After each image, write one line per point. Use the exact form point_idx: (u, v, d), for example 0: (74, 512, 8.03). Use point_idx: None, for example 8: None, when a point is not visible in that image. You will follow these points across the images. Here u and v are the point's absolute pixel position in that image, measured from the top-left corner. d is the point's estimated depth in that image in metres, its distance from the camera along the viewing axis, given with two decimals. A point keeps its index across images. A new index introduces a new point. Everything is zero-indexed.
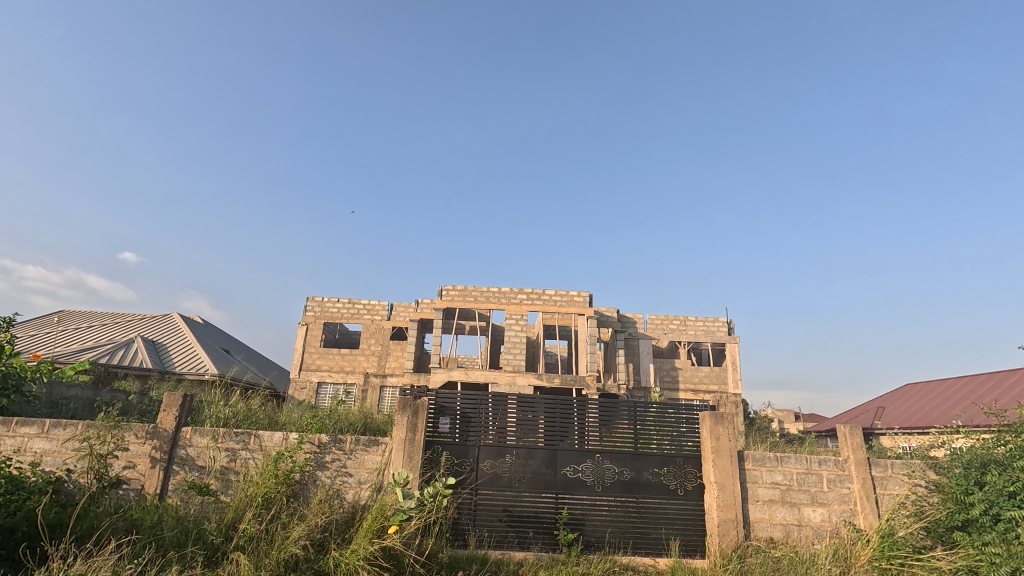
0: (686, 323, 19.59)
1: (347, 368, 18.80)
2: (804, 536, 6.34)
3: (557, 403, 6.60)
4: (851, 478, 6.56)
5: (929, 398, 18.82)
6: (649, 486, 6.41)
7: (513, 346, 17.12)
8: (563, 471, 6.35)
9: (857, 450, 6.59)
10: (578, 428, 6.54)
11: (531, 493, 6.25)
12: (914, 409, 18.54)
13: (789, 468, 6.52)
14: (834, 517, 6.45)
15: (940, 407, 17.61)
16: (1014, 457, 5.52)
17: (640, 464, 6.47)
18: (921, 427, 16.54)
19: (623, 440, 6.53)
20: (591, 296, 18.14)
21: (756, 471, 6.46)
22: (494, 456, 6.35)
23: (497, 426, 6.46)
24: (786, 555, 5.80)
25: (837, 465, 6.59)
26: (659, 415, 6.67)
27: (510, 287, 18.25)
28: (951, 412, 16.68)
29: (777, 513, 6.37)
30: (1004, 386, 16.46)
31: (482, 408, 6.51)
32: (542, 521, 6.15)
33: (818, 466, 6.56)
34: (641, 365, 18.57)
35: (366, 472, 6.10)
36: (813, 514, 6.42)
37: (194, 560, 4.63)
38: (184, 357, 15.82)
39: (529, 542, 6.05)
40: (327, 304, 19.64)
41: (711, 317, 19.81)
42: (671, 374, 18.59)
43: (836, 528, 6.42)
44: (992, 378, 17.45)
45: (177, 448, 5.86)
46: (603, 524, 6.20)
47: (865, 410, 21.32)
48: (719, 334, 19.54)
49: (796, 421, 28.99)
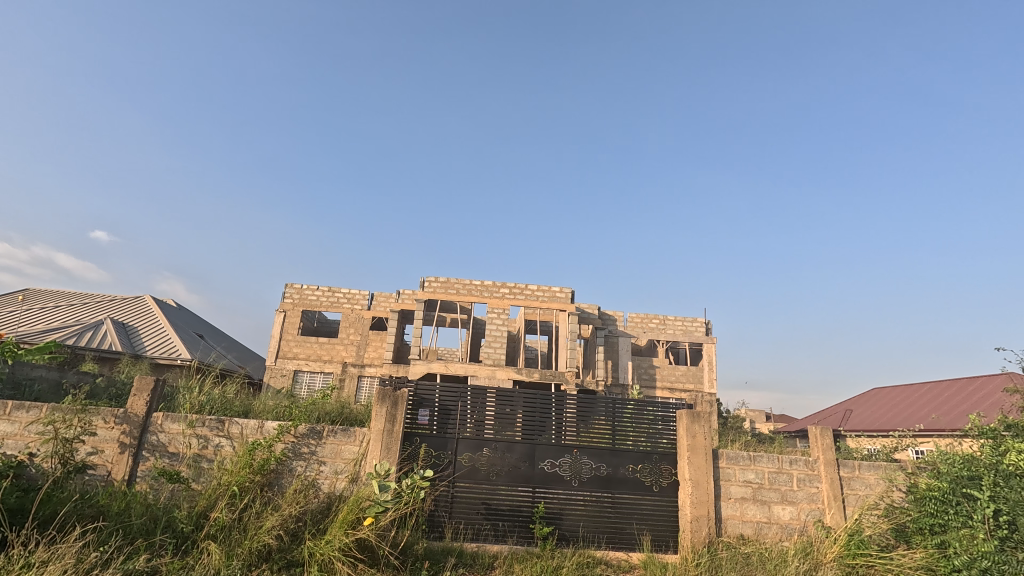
0: (666, 323, 19.89)
1: (325, 357, 18.56)
2: (773, 533, 6.50)
3: (536, 399, 6.60)
4: (820, 477, 6.74)
5: (896, 402, 19.50)
6: (626, 482, 6.49)
7: (494, 339, 17.13)
8: (541, 465, 6.38)
9: (827, 451, 6.76)
10: (555, 423, 6.57)
11: (508, 487, 6.27)
12: (881, 412, 19.19)
13: (761, 467, 6.66)
14: (803, 515, 6.62)
15: (906, 411, 18.23)
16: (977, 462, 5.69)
17: (616, 460, 6.54)
18: (886, 431, 17.14)
19: (601, 437, 6.60)
20: (574, 292, 18.19)
21: (729, 469, 6.59)
22: (472, 449, 6.35)
23: (475, 419, 6.46)
24: (756, 551, 5.93)
25: (807, 464, 6.76)
26: (636, 411, 6.75)
27: (494, 281, 18.21)
28: (917, 416, 17.31)
29: (749, 511, 6.51)
30: (967, 392, 17.14)
31: (462, 402, 6.49)
32: (519, 515, 6.17)
33: (789, 466, 6.72)
34: (620, 362, 18.66)
35: (343, 463, 6.04)
36: (783, 512, 6.58)
37: (163, 548, 4.53)
38: (156, 341, 15.42)
39: (505, 535, 6.08)
40: (306, 291, 19.35)
41: (690, 317, 20.09)
42: (649, 372, 18.87)
43: (804, 526, 6.60)
44: (956, 384, 18.14)
45: (147, 433, 5.71)
46: (578, 519, 6.26)
47: (834, 412, 21.95)
48: (697, 334, 19.86)
49: (768, 422, 29.67)
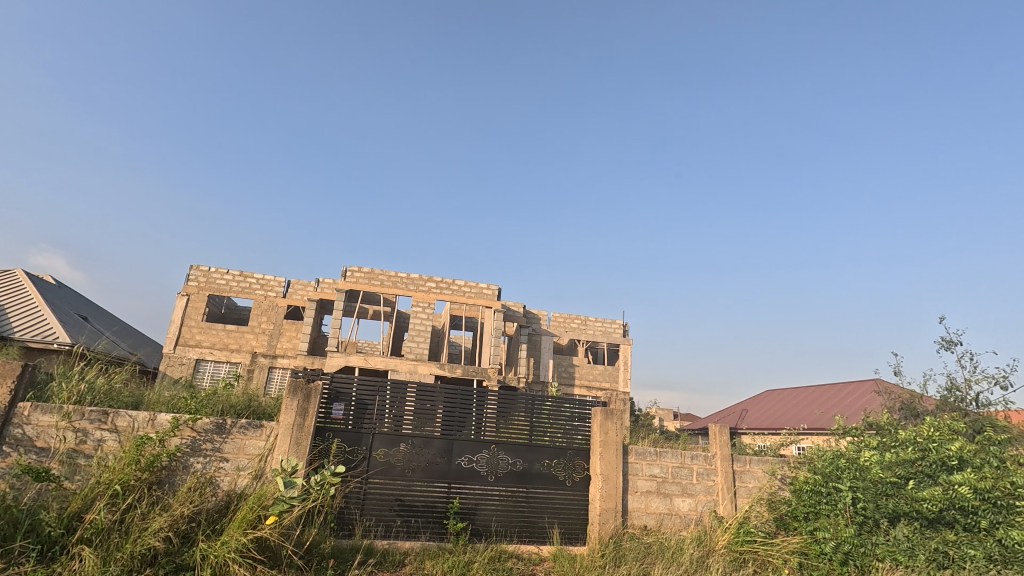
0: (587, 324, 20.61)
1: (232, 346, 17.32)
2: (672, 523, 6.93)
3: (457, 394, 6.58)
4: (717, 471, 7.29)
5: (784, 403, 21.60)
6: (540, 477, 6.63)
7: (417, 333, 16.84)
8: (458, 461, 6.37)
9: (723, 447, 7.33)
10: (476, 420, 6.58)
11: (424, 482, 6.19)
12: (773, 413, 21.17)
13: (666, 461, 7.09)
14: (700, 506, 7.12)
15: (793, 412, 20.26)
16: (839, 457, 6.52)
17: (532, 456, 6.67)
18: (776, 429, 18.93)
19: (519, 432, 6.70)
20: (500, 290, 18.32)
21: (637, 464, 6.95)
22: (388, 445, 6.20)
23: (394, 414, 6.32)
24: (656, 541, 6.30)
25: (706, 459, 7.29)
26: (555, 408, 6.92)
27: (420, 274, 17.93)
28: (802, 416, 19.31)
29: (652, 503, 6.90)
30: (843, 397, 19.39)
31: (380, 397, 6.32)
32: (433, 510, 6.12)
33: (690, 461, 7.21)
34: (542, 360, 19.05)
35: (246, 458, 5.67)
36: (682, 504, 7.04)
37: (24, 556, 4.02)
38: (28, 321, 13.61)
39: (417, 531, 6.00)
40: (214, 274, 17.94)
41: (610, 319, 20.94)
42: (568, 370, 19.45)
43: (701, 516, 7.10)
44: (834, 389, 20.44)
45: (10, 426, 5.02)
46: (492, 514, 6.32)
47: (732, 411, 23.90)
48: (615, 335, 20.77)
49: (675, 419, 31.67)
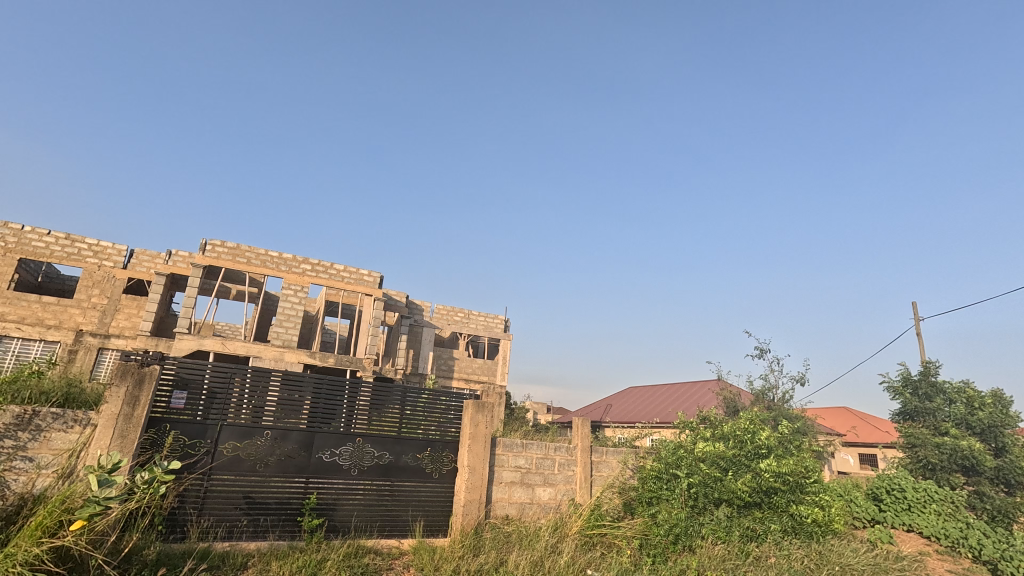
0: (469, 317, 20.91)
1: (49, 321, 14.58)
2: (533, 512, 7.23)
3: (325, 384, 6.21)
4: (576, 461, 7.75)
5: (643, 399, 23.81)
6: (407, 469, 6.52)
7: (286, 318, 15.63)
8: (320, 454, 6.01)
9: (584, 438, 7.84)
10: (344, 411, 6.26)
11: (278, 478, 5.74)
12: (632, 408, 23.23)
13: (531, 453, 7.39)
14: (559, 495, 7.52)
15: (649, 407, 22.42)
16: (678, 447, 7.41)
17: (401, 448, 6.53)
18: (634, 422, 20.82)
19: (389, 424, 6.52)
20: (383, 277, 17.72)
21: (504, 456, 7.15)
22: (239, 438, 5.65)
23: (249, 404, 5.78)
24: (516, 529, 6.52)
25: (568, 450, 7.73)
26: (429, 401, 6.84)
27: (294, 255, 16.68)
28: (656, 411, 21.46)
29: (515, 493, 7.14)
30: (690, 395, 21.92)
31: (235, 385, 5.74)
32: (286, 508, 5.70)
33: (553, 452, 7.58)
34: (421, 352, 18.78)
35: (51, 455, 4.88)
36: (543, 493, 7.38)
37: None
38: None
39: (266, 530, 5.55)
40: (29, 235, 14.97)
41: (492, 314, 21.33)
42: (448, 363, 19.43)
43: (559, 504, 7.49)
44: (683, 387, 23.01)
45: None
46: (353, 509, 6.07)
47: (598, 406, 25.76)
48: (496, 330, 21.21)
49: (547, 413, 33.29)
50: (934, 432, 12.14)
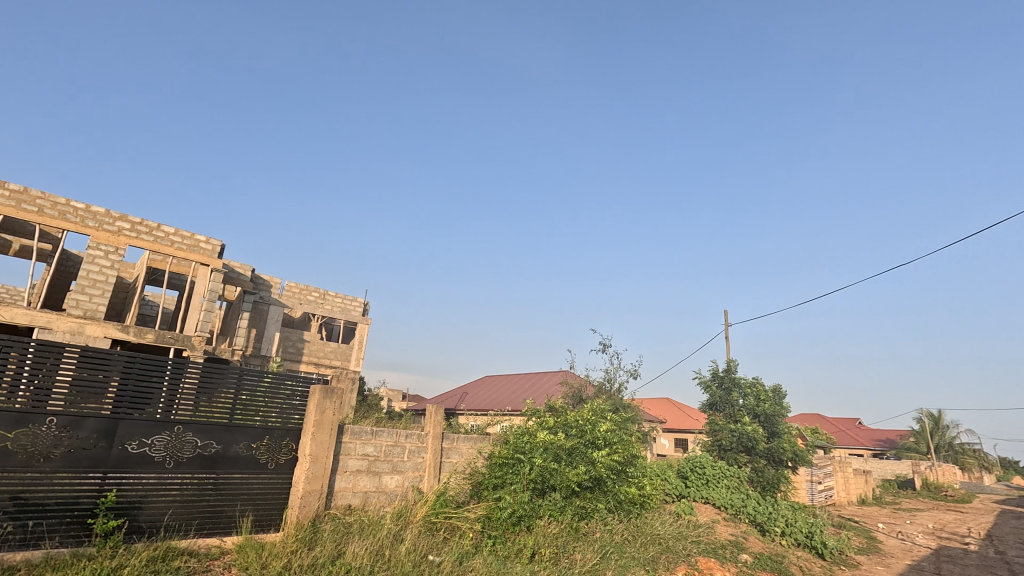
0: (325, 298, 19.55)
1: None
2: (377, 500, 7.03)
3: (140, 364, 5.31)
4: (427, 449, 7.73)
5: (497, 388, 24.67)
6: (237, 460, 5.88)
7: (91, 285, 13.04)
8: (125, 445, 5.12)
9: (437, 426, 7.88)
10: (163, 396, 5.43)
11: (64, 474, 4.76)
12: (487, 396, 23.95)
13: (381, 441, 7.18)
14: (406, 482, 7.41)
15: (503, 395, 23.32)
16: (524, 435, 7.83)
17: (231, 437, 5.87)
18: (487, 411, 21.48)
19: (220, 410, 5.82)
20: (224, 247, 15.76)
21: (351, 444, 6.83)
22: (9, 426, 4.56)
23: (28, 385, 4.70)
24: (357, 519, 6.27)
25: (419, 437, 7.66)
26: (271, 385, 6.25)
27: (108, 210, 14.02)
28: (509, 400, 22.41)
29: (360, 482, 6.87)
30: (541, 384, 23.30)
31: (8, 362, 4.63)
32: (72, 509, 4.75)
33: (404, 439, 7.46)
34: (265, 332, 17.09)
35: None
36: (390, 481, 7.21)
37: None
38: None
39: (40, 538, 4.56)
40: None
41: (350, 295, 20.26)
42: (296, 345, 18.00)
43: (405, 492, 7.38)
44: (535, 377, 24.37)
45: None
46: (164, 507, 5.28)
47: (454, 393, 26.06)
48: (354, 313, 20.20)
49: (401, 400, 32.73)
50: (731, 420, 14.51)
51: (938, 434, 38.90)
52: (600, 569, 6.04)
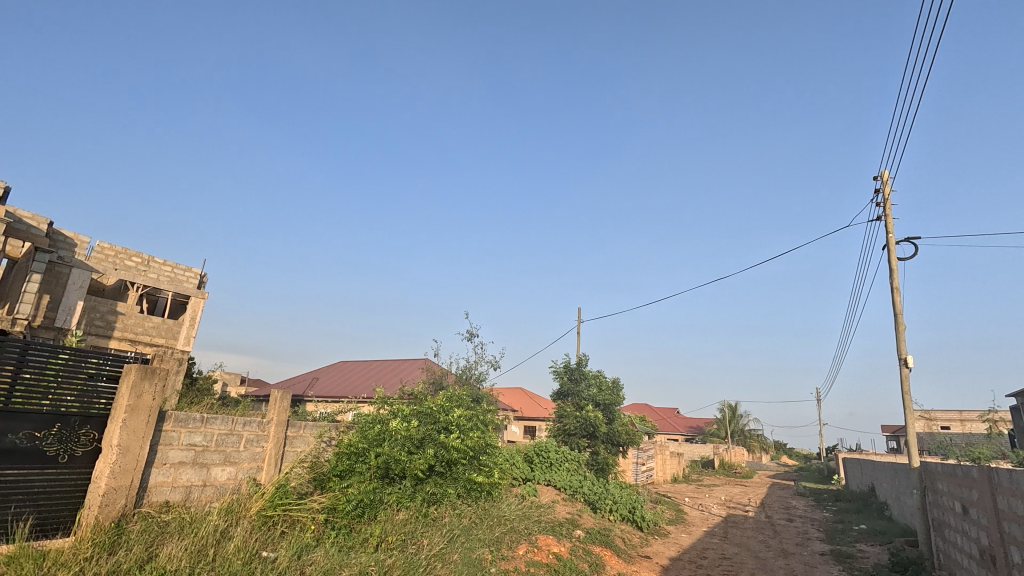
0: (149, 265, 16.83)
1: None
2: (203, 495, 6.26)
3: None
4: (268, 437, 7.12)
5: (352, 374, 23.62)
6: (13, 453, 4.78)
7: None
8: None
9: (281, 413, 7.32)
10: None
11: None
12: (340, 382, 22.81)
13: (212, 429, 6.43)
14: (240, 474, 6.72)
15: (357, 382, 22.41)
16: (376, 421, 7.65)
17: (6, 425, 4.74)
18: (338, 398, 20.47)
19: None
20: (11, 190, 12.50)
21: (173, 433, 6.00)
22: None
23: None
24: (177, 517, 5.51)
25: (259, 425, 7.03)
26: (67, 363, 5.20)
27: None
28: (364, 386, 21.63)
29: (183, 475, 6.05)
30: (398, 371, 22.88)
31: None
32: None
33: (241, 427, 6.78)
34: (64, 300, 14.12)
35: None
36: (220, 473, 6.48)
37: None
38: None
39: None
40: None
41: (183, 265, 17.70)
42: (106, 318, 15.20)
43: (239, 485, 6.69)
44: (393, 364, 23.84)
45: None
46: None
47: (303, 378, 24.33)
48: (187, 286, 17.69)
49: (240, 385, 29.60)
50: (575, 408, 15.76)
51: (734, 422, 46.71)
52: (446, 552, 6.16)
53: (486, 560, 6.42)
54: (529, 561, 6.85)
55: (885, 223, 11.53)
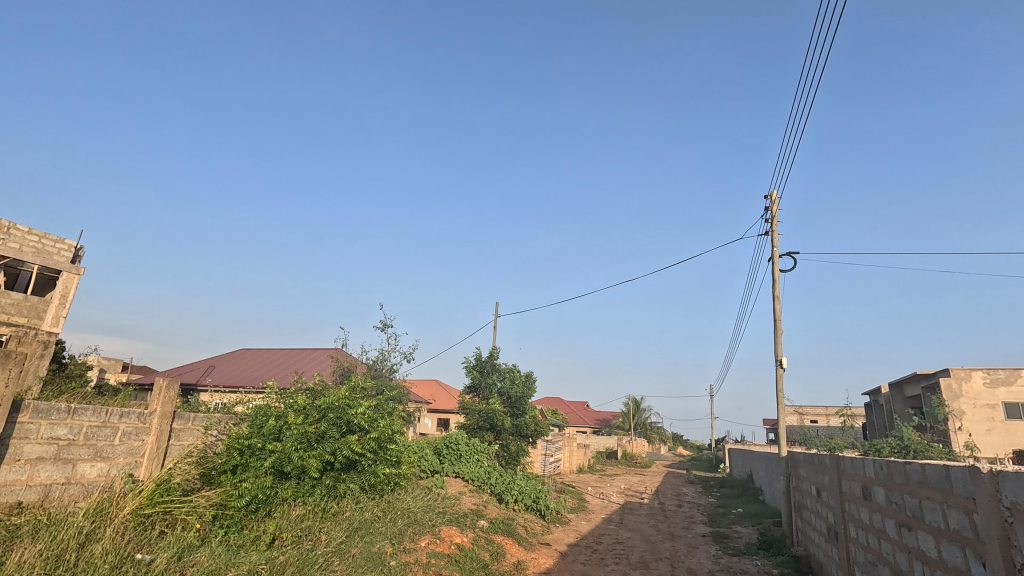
0: (9, 233, 14.58)
1: None
2: (66, 495, 5.62)
3: None
4: (149, 430, 6.53)
5: (254, 363, 22.18)
6: None
7: None
8: None
9: (166, 404, 6.75)
10: None
11: None
12: (239, 371, 21.34)
13: (80, 420, 5.80)
14: (113, 470, 6.09)
15: (259, 371, 21.11)
16: (272, 414, 7.25)
17: None
18: (236, 387, 19.18)
19: None
20: None
21: (30, 425, 5.33)
22: None
23: None
24: (32, 519, 4.91)
25: (139, 417, 6.43)
26: None
27: None
28: (267, 376, 20.44)
29: (41, 472, 5.39)
30: (306, 360, 21.84)
31: None
32: None
33: (116, 419, 6.16)
34: None
35: None
36: (88, 470, 5.84)
37: None
38: None
39: None
40: None
41: (53, 236, 15.52)
42: None
43: (111, 482, 6.07)
44: (301, 353, 22.70)
45: None
46: None
47: (196, 366, 22.42)
48: (58, 259, 15.56)
49: (120, 372, 26.64)
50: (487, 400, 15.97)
51: (637, 415, 49.57)
52: (346, 547, 6.03)
53: (387, 553, 6.34)
54: (430, 553, 6.87)
55: (772, 238, 12.82)
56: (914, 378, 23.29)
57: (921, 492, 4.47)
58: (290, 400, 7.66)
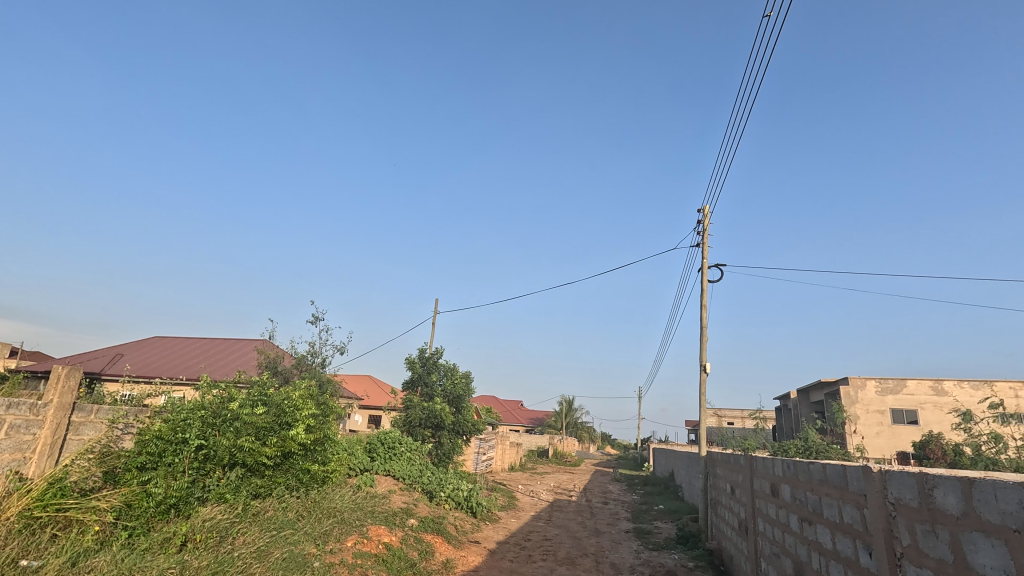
0: None
1: None
2: None
3: None
4: (42, 423, 5.93)
5: (168, 352, 20.62)
6: None
7: None
8: None
9: (64, 395, 6.14)
10: None
11: None
12: (151, 360, 19.78)
13: None
14: None
15: (175, 361, 19.70)
16: (190, 408, 6.73)
17: None
18: (149, 378, 17.78)
19: None
20: None
21: None
22: None
23: None
24: None
25: (31, 409, 5.81)
26: None
27: None
28: (183, 366, 19.11)
29: None
30: (228, 351, 20.66)
31: None
32: None
33: (4, 411, 5.54)
34: None
35: None
36: None
37: None
38: None
39: None
40: None
41: None
42: None
43: None
44: (222, 344, 21.42)
45: None
46: None
47: (100, 354, 20.46)
48: None
49: (8, 357, 23.83)
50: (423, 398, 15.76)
51: (569, 415, 50.76)
52: (268, 548, 5.77)
53: (310, 555, 6.10)
54: (357, 553, 6.70)
55: (702, 250, 13.59)
56: (819, 385, 25.47)
57: (822, 489, 4.90)
58: (211, 393, 7.14)
